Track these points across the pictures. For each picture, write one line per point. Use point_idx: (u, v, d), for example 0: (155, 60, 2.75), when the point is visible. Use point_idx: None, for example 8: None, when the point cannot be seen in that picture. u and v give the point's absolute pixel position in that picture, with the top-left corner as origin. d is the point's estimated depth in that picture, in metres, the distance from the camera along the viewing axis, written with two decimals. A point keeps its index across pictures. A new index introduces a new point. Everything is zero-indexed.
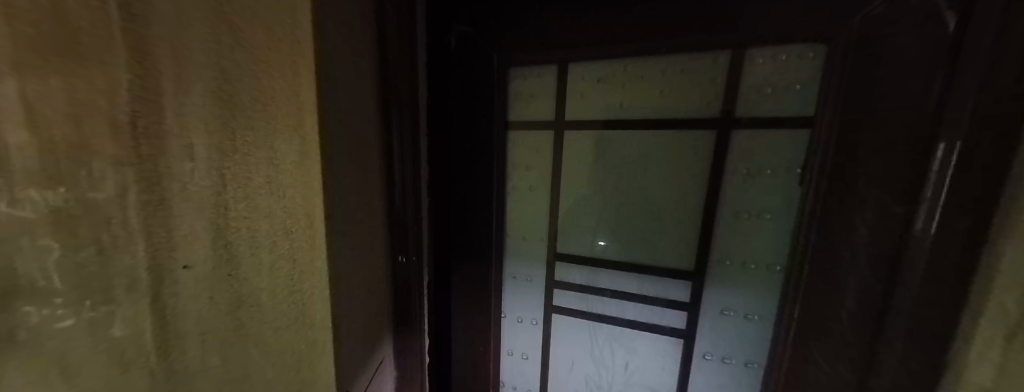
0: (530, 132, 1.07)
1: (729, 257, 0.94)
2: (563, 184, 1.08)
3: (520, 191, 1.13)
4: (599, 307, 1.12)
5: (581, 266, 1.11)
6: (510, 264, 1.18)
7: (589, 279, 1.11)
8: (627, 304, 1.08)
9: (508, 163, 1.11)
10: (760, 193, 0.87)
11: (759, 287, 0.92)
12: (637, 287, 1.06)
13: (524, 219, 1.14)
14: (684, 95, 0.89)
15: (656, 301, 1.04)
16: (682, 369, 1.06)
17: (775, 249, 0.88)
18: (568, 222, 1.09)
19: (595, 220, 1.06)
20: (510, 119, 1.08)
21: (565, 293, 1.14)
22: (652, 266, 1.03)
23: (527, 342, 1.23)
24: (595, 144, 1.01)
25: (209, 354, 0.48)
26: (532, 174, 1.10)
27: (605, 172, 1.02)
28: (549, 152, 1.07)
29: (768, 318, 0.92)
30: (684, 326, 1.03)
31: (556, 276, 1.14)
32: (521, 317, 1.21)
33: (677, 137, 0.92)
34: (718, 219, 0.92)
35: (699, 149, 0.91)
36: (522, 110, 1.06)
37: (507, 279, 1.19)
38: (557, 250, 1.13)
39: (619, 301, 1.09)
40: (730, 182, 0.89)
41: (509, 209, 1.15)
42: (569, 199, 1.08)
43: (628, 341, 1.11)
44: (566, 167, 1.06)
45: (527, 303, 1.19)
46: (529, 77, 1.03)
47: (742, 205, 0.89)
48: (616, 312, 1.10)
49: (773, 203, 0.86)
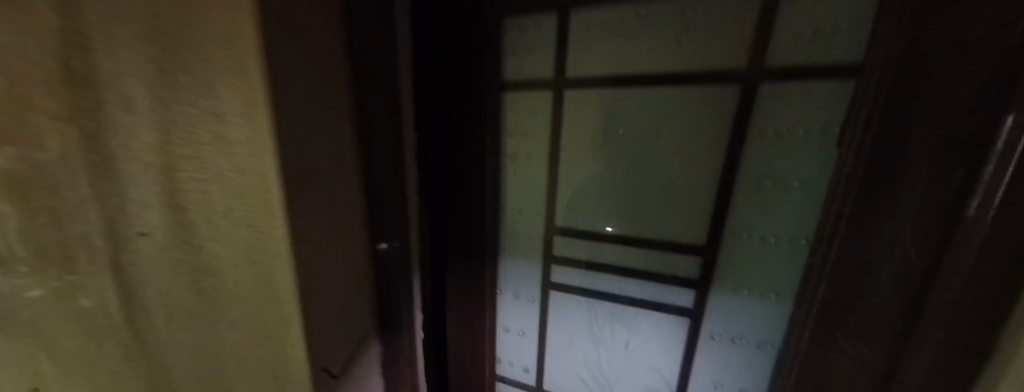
0: (527, 93, 0.97)
1: (746, 231, 0.84)
2: (563, 151, 0.98)
3: (518, 161, 1.04)
4: (600, 284, 1.05)
5: (581, 241, 1.03)
6: (506, 239, 1.12)
7: (590, 256, 1.03)
8: (630, 282, 1.01)
9: (504, 129, 1.01)
10: (788, 158, 0.76)
11: (779, 263, 0.83)
12: (642, 263, 0.98)
13: (521, 191, 1.06)
14: (705, 44, 0.77)
15: (663, 278, 0.97)
16: (688, 350, 1.00)
17: (800, 221, 0.79)
18: (569, 194, 1.01)
19: (598, 191, 0.98)
20: (506, 79, 0.97)
21: (564, 270, 1.08)
22: (660, 241, 0.94)
23: (523, 320, 1.18)
24: (601, 105, 0.91)
25: (173, 323, 0.55)
26: (530, 141, 1.01)
27: (611, 137, 0.92)
28: (548, 116, 0.96)
29: (786, 297, 0.85)
30: (692, 306, 0.95)
31: (554, 252, 1.08)
32: (517, 294, 1.16)
33: (695, 95, 0.81)
34: (739, 188, 0.82)
35: (718, 108, 0.80)
36: (519, 68, 0.96)
37: (505, 254, 1.13)
38: (556, 224, 1.05)
39: (621, 279, 1.02)
40: (754, 146, 0.79)
41: (505, 180, 1.06)
42: (570, 169, 0.98)
43: (630, 320, 1.05)
44: (568, 132, 0.95)
45: (523, 280, 1.13)
46: (526, 29, 0.92)
47: (765, 172, 0.79)
48: (618, 289, 1.03)
49: (802, 169, 0.76)
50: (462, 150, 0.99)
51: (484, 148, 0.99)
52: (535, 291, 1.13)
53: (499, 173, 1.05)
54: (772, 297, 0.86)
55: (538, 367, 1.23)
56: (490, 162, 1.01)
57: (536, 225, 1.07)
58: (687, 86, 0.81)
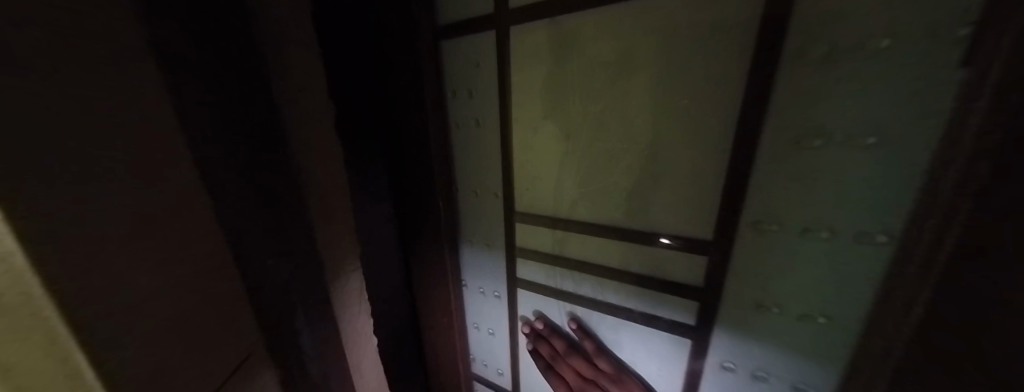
0: (466, 38, 0.73)
1: (776, 220, 0.55)
2: (517, 112, 0.74)
3: (465, 129, 0.82)
4: (572, 284, 0.82)
5: (545, 229, 0.80)
6: (463, 225, 0.92)
7: (557, 248, 0.80)
8: (608, 283, 0.77)
9: (447, 89, 0.79)
10: (853, 97, 0.45)
11: (832, 273, 0.53)
12: (619, 261, 0.74)
13: (475, 168, 0.85)
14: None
15: (648, 283, 0.72)
16: (687, 378, 0.75)
17: (874, 206, 0.47)
18: (528, 169, 0.78)
19: (560, 164, 0.73)
20: (442, 23, 0.74)
21: (528, 264, 0.86)
22: (646, 232, 0.68)
23: (492, 317, 1.00)
24: (556, 45, 0.65)
25: None
26: (475, 103, 0.78)
27: (575, 88, 0.66)
28: (494, 67, 0.72)
29: (847, 325, 0.54)
30: (694, 322, 0.69)
31: (517, 242, 0.86)
32: (482, 289, 0.98)
33: (677, 11, 0.53)
34: (759, 153, 0.53)
35: (723, 25, 0.50)
36: (453, 4, 0.71)
37: (464, 241, 0.94)
38: (516, 209, 0.83)
39: (595, 278, 0.79)
40: (787, 81, 0.48)
41: (455, 155, 0.85)
42: (528, 135, 0.75)
43: (611, 332, 0.82)
44: (520, 85, 0.72)
45: (488, 272, 0.94)
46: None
47: (807, 125, 0.48)
48: (593, 292, 0.80)
49: (878, 115, 0.44)
50: (405, 121, 0.77)
51: (422, 115, 0.76)
52: (499, 286, 0.94)
53: (449, 145, 0.84)
54: (821, 322, 0.56)
55: (511, 371, 1.06)
56: (436, 133, 0.80)
57: (493, 209, 0.86)
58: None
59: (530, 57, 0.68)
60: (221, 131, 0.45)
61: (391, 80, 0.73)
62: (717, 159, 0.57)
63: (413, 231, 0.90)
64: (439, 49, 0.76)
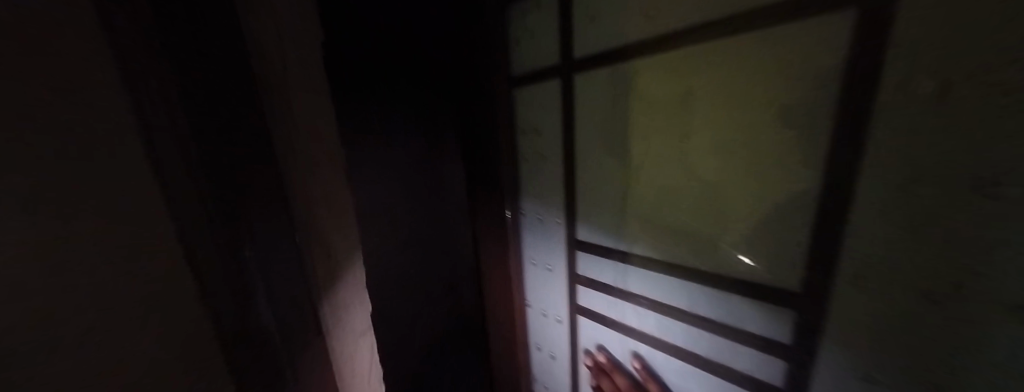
0: (536, 86, 0.82)
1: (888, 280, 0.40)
2: (580, 144, 0.74)
3: (532, 163, 0.88)
4: (630, 317, 0.75)
5: (602, 259, 0.76)
6: (528, 247, 0.95)
7: (618, 279, 0.74)
8: (680, 323, 0.66)
9: (519, 127, 0.89)
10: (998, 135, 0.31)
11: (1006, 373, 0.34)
12: (689, 302, 0.63)
13: (540, 195, 0.88)
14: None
15: (746, 338, 0.57)
16: None
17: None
18: (589, 196, 0.75)
19: (619, 195, 0.70)
20: (517, 76, 0.87)
21: (589, 292, 0.82)
22: (735, 264, 0.55)
23: (551, 339, 0.98)
24: (609, 88, 0.66)
25: None
26: (542, 139, 0.84)
27: (635, 121, 0.63)
28: (557, 106, 0.77)
29: None
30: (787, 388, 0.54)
31: (579, 270, 0.83)
32: (546, 311, 0.97)
33: (739, 47, 0.47)
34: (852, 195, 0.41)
35: (815, 57, 0.41)
36: (527, 62, 0.83)
37: (528, 264, 0.97)
38: (577, 236, 0.81)
39: (660, 316, 0.68)
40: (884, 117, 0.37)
41: (523, 183, 0.92)
42: (587, 164, 0.74)
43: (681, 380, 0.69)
44: (581, 122, 0.73)
45: (550, 295, 0.94)
46: (528, 10, 0.79)
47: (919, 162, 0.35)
48: (657, 330, 0.70)
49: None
50: (485, 151, 0.95)
51: (501, 148, 0.91)
52: (560, 309, 0.92)
53: (518, 172, 0.93)
54: None
55: None
56: (507, 165, 0.92)
57: (556, 236, 0.86)
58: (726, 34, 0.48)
59: (588, 97, 0.70)
60: (223, 176, 0.25)
61: (479, 125, 0.94)
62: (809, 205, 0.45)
63: (490, 241, 1.04)
64: (514, 98, 0.88)
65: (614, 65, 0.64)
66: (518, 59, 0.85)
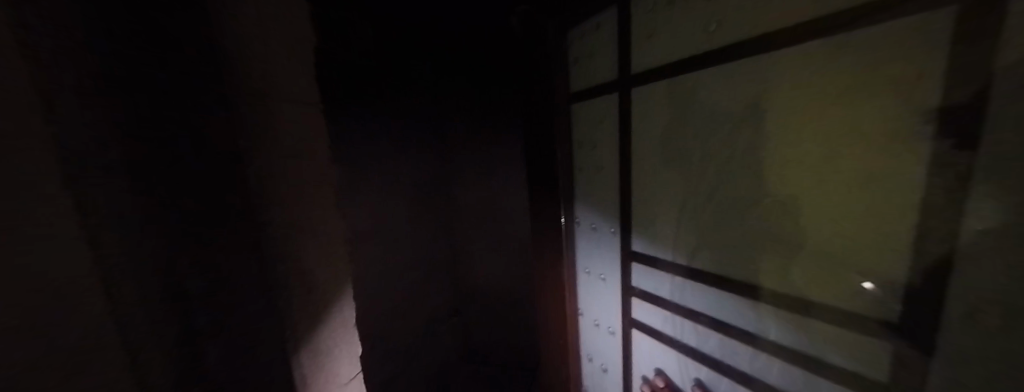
0: (591, 99, 0.74)
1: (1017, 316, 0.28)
2: (633, 149, 0.66)
3: (587, 175, 0.79)
4: (690, 337, 0.61)
5: (657, 272, 0.65)
6: (581, 254, 0.85)
7: (674, 291, 0.63)
8: (747, 349, 0.53)
9: (574, 141, 0.82)
10: None
11: None
12: (756, 324, 0.52)
13: (596, 203, 0.78)
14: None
15: (829, 373, 0.44)
16: None
17: None
18: (647, 207, 0.65)
19: (677, 212, 0.60)
20: (574, 89, 0.79)
21: (644, 306, 0.70)
22: (852, 291, 0.41)
23: (604, 351, 0.85)
24: (668, 98, 0.57)
25: None
26: (598, 152, 0.75)
27: (701, 131, 0.54)
28: (615, 122, 0.69)
29: None
30: None
31: (632, 282, 0.72)
32: (598, 321, 0.85)
33: (808, 58, 0.40)
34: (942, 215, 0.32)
35: (891, 61, 0.34)
36: (585, 73, 0.75)
37: (581, 273, 0.87)
38: (631, 248, 0.70)
39: (722, 337, 0.57)
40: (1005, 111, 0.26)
41: (578, 186, 0.82)
42: (642, 175, 0.65)
43: None
44: (637, 134, 0.64)
45: (602, 303, 0.82)
46: (588, 30, 0.72)
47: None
48: (723, 354, 0.57)
49: None
50: (544, 165, 0.88)
51: (557, 162, 0.83)
52: (613, 320, 0.79)
53: (574, 181, 0.84)
54: None
55: None
56: (563, 181, 0.83)
57: (611, 245, 0.75)
58: (796, 47, 0.41)
59: (641, 111, 0.62)
60: (170, 185, 0.27)
61: (540, 141, 0.88)
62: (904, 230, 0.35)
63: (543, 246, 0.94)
64: (570, 112, 0.81)
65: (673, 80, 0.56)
66: (576, 75, 0.78)
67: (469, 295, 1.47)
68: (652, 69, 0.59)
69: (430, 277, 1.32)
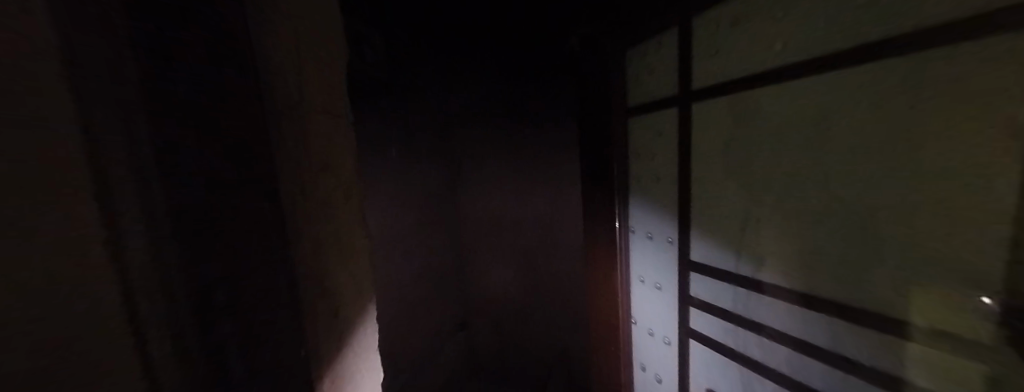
0: (648, 110, 0.71)
1: None
2: (693, 159, 0.62)
3: (645, 187, 0.74)
4: (762, 352, 0.57)
5: (723, 284, 0.61)
6: (634, 261, 0.81)
7: (743, 302, 0.59)
8: (823, 366, 0.50)
9: (632, 153, 0.77)
10: None
11: None
12: (830, 339, 0.48)
13: (654, 217, 0.73)
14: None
15: None
16: None
17: None
18: (715, 219, 0.61)
19: (743, 225, 0.57)
20: (630, 103, 0.75)
21: (705, 317, 0.66)
22: (976, 309, 0.34)
23: (659, 361, 0.80)
24: (736, 107, 0.54)
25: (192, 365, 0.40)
26: (657, 164, 0.71)
27: (771, 143, 0.50)
28: (675, 134, 0.65)
29: None
30: None
31: (691, 292, 0.68)
32: (653, 329, 0.80)
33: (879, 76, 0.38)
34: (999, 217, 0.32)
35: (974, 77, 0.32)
36: (642, 87, 0.72)
37: (635, 282, 0.82)
38: (691, 259, 0.66)
39: (793, 352, 0.53)
40: None
41: (633, 190, 0.77)
42: (709, 188, 0.61)
43: None
44: (699, 146, 0.61)
45: (658, 312, 0.77)
46: (646, 47, 0.70)
47: None
48: (801, 371, 0.53)
49: None
50: (601, 180, 0.82)
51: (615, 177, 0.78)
52: (669, 329, 0.75)
53: (630, 196, 0.78)
54: None
55: None
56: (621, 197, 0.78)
57: (668, 253, 0.71)
58: (867, 65, 0.39)
59: (708, 123, 0.59)
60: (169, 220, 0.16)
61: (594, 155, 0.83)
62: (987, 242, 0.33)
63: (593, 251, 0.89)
64: (629, 126, 0.77)
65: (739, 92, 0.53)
66: (633, 89, 0.74)
67: (477, 303, 1.52)
68: (713, 86, 0.57)
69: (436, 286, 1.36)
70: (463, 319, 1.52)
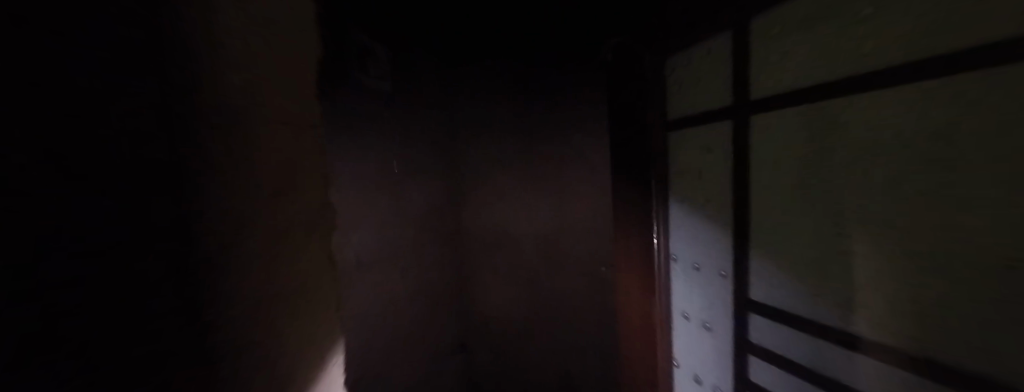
0: (698, 126, 0.63)
1: None
2: (753, 192, 0.55)
3: (691, 206, 0.66)
4: None
5: (798, 332, 0.52)
6: (677, 295, 0.72)
7: (816, 356, 0.50)
8: None
9: (672, 163, 0.69)
10: None
11: None
12: None
13: (705, 246, 0.65)
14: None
15: None
16: None
17: None
18: (779, 250, 0.53)
19: (813, 255, 0.49)
20: (670, 110, 0.69)
21: (767, 369, 0.57)
22: None
23: None
24: (849, 120, 0.42)
25: None
26: (703, 181, 0.64)
27: (834, 163, 0.44)
28: (727, 153, 0.58)
29: None
30: None
31: (749, 337, 0.60)
32: (700, 376, 0.71)
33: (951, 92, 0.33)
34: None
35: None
36: (684, 94, 0.66)
37: (677, 319, 0.73)
38: (751, 298, 0.58)
39: None
40: None
41: (676, 210, 0.70)
42: (776, 213, 0.52)
43: None
44: (760, 168, 0.53)
45: (705, 359, 0.69)
46: (695, 44, 0.62)
47: None
48: None
49: None
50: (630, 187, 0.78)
51: (651, 183, 0.73)
52: (723, 379, 0.66)
53: (670, 221, 0.71)
54: None
55: None
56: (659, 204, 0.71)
57: (721, 289, 0.63)
58: (942, 80, 0.34)
59: (783, 135, 0.50)
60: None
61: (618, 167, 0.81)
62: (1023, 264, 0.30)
63: (621, 274, 0.83)
64: (667, 137, 0.70)
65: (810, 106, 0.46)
66: (673, 97, 0.68)
67: (477, 327, 1.42)
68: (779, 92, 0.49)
69: (432, 307, 1.27)
70: (460, 346, 1.40)
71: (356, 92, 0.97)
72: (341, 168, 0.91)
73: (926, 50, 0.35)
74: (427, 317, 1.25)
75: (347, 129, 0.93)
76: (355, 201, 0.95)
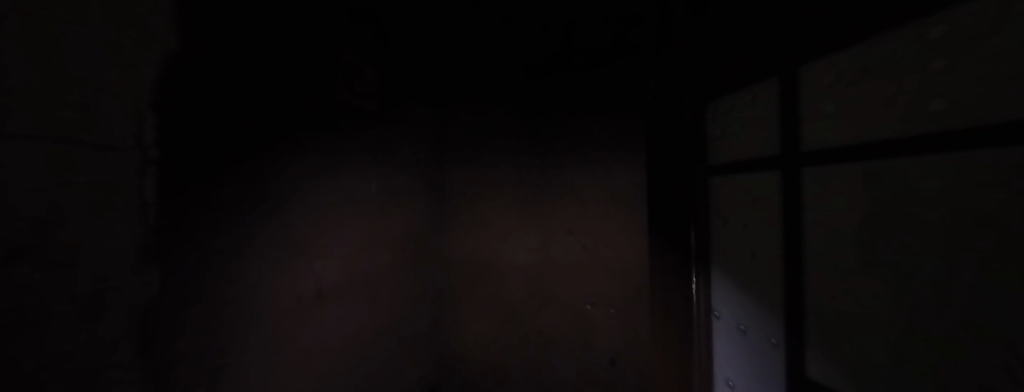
0: (742, 176, 0.64)
1: None
2: (803, 251, 0.53)
3: (732, 253, 0.68)
4: None
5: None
6: (722, 358, 0.73)
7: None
8: None
9: (715, 212, 0.72)
10: None
11: None
12: None
13: (745, 293, 0.64)
14: (981, 35, 0.33)
15: None
16: None
17: None
18: (827, 328, 0.49)
19: (864, 331, 0.45)
20: (711, 154, 0.73)
21: None
22: None
23: None
24: (903, 179, 0.39)
25: None
26: (745, 229, 0.64)
27: (874, 224, 0.43)
28: (773, 204, 0.58)
29: None
30: None
31: None
32: None
33: (939, 164, 0.36)
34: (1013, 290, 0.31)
35: (1011, 166, 0.30)
36: (727, 145, 0.69)
37: (723, 381, 0.73)
38: (806, 374, 0.53)
39: None
40: None
41: (717, 259, 0.71)
42: (830, 281, 0.49)
43: None
44: (811, 223, 0.51)
45: None
46: (738, 102, 0.65)
47: None
48: None
49: None
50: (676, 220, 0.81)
51: (691, 219, 0.77)
52: None
53: (710, 263, 0.74)
54: None
55: None
56: (700, 240, 0.75)
57: (768, 356, 0.60)
58: (941, 156, 0.36)
59: (827, 193, 0.48)
60: None
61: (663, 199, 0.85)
62: (1014, 324, 0.31)
63: (662, 306, 0.85)
64: (709, 185, 0.73)
65: (836, 167, 0.47)
66: (716, 145, 0.72)
67: (459, 365, 1.28)
68: (828, 150, 0.48)
69: (412, 343, 1.16)
70: (436, 384, 1.27)
71: (303, 150, 0.78)
72: (319, 195, 0.83)
73: (919, 121, 0.38)
74: (415, 350, 1.17)
75: (334, 164, 0.87)
76: (335, 225, 0.87)
